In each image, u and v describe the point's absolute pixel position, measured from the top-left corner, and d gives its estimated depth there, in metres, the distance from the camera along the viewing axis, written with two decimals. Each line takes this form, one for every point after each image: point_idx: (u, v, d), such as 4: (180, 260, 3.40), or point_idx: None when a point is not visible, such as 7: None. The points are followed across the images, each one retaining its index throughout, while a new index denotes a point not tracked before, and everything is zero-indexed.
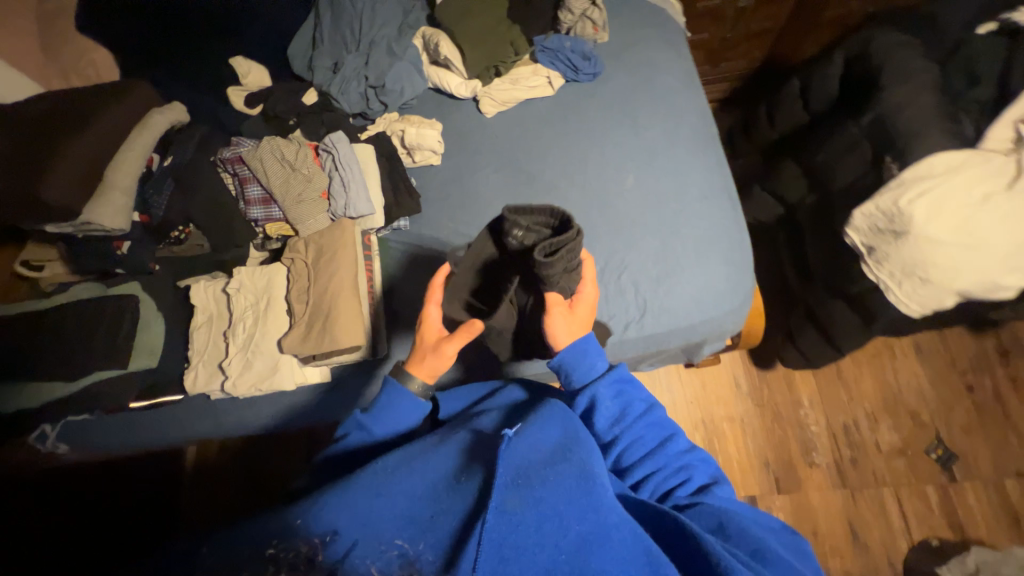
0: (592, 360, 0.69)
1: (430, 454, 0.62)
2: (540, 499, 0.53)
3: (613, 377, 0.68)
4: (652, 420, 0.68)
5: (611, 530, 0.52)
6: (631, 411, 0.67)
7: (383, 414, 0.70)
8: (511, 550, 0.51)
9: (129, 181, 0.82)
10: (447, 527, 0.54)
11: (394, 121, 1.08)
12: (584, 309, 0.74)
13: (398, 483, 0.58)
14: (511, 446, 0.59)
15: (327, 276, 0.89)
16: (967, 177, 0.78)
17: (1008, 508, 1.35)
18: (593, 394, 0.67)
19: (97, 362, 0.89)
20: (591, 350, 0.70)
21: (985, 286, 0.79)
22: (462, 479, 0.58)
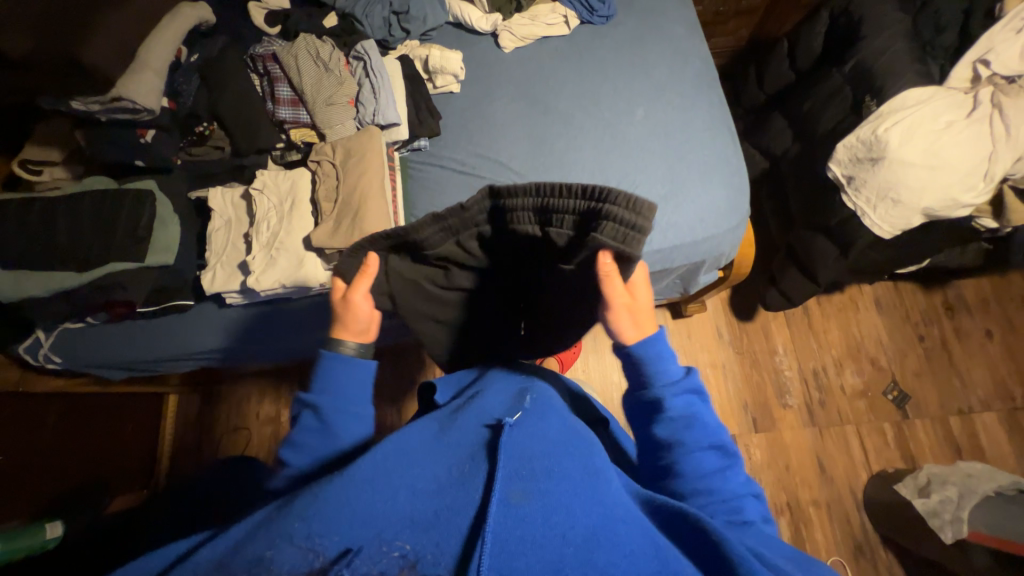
0: (667, 363, 0.63)
1: (432, 453, 0.57)
2: (547, 491, 0.50)
3: (684, 384, 0.62)
4: (710, 433, 0.62)
5: (617, 522, 0.50)
6: (697, 420, 0.61)
7: (327, 386, 0.65)
8: (518, 546, 0.45)
9: (162, 65, 0.83)
10: (452, 527, 0.48)
11: (416, 47, 1.12)
12: (644, 292, 0.64)
13: (399, 479, 0.53)
14: (511, 436, 0.56)
15: (355, 177, 0.92)
16: (933, 106, 0.92)
17: (951, 441, 1.52)
18: (658, 397, 0.62)
19: (116, 252, 0.88)
20: (665, 353, 0.64)
21: (946, 203, 0.92)
22: (468, 470, 0.54)
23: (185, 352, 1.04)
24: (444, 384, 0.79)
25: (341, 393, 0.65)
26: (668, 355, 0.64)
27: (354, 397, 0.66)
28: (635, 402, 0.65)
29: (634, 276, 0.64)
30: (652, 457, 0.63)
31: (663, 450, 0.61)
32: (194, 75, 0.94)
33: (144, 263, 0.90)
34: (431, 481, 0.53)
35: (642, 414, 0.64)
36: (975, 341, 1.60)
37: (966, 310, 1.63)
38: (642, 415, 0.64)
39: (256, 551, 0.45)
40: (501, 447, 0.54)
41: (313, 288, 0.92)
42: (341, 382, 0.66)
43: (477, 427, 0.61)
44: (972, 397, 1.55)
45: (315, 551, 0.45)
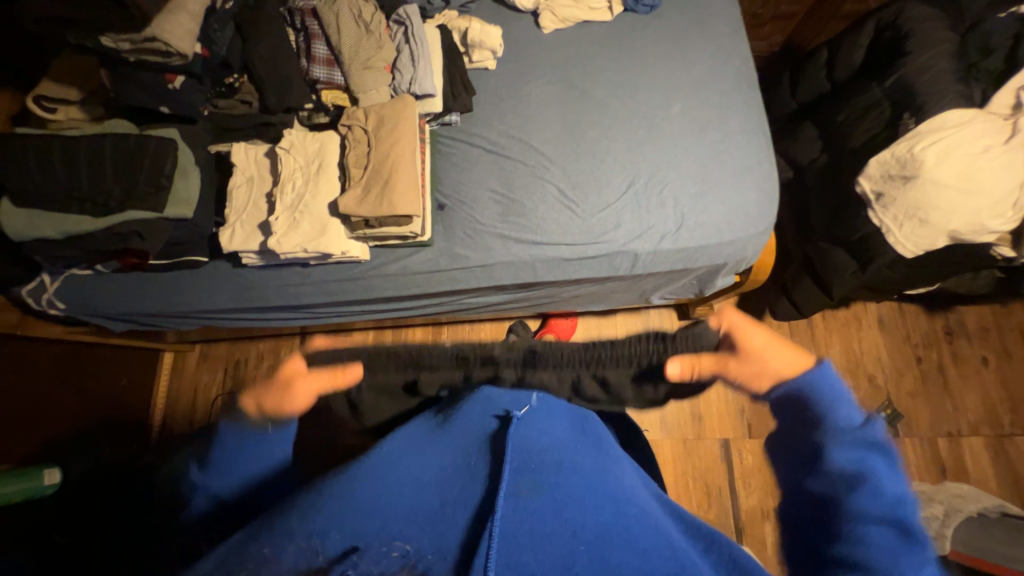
0: (845, 408, 0.49)
1: (436, 435, 0.54)
2: (558, 483, 0.48)
3: (861, 437, 0.47)
4: (890, 502, 0.45)
5: (632, 521, 0.46)
6: (875, 482, 0.46)
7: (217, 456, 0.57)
8: (527, 541, 0.43)
9: (198, 8, 0.79)
10: (458, 519, 0.45)
11: (454, 17, 1.09)
12: (775, 352, 0.53)
13: (403, 468, 0.49)
14: (521, 425, 0.52)
15: (387, 145, 0.89)
16: (973, 129, 0.91)
17: (937, 461, 1.55)
18: (821, 443, 0.49)
19: (135, 200, 0.85)
20: (835, 396, 0.50)
21: (973, 227, 0.93)
22: (472, 459, 0.51)
23: (194, 308, 1.02)
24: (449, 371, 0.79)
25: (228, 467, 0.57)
26: (836, 398, 0.50)
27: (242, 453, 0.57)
28: (785, 446, 0.53)
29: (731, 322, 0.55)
30: (794, 507, 0.50)
31: (811, 503, 0.48)
32: (229, 22, 0.86)
33: (163, 215, 0.88)
34: (438, 470, 0.50)
35: (795, 455, 0.51)
36: (971, 367, 1.63)
37: (966, 336, 1.66)
38: (791, 454, 0.52)
39: (256, 547, 0.42)
40: (508, 437, 0.49)
41: (334, 255, 0.91)
42: (233, 462, 0.57)
43: (486, 416, 0.54)
44: (962, 420, 1.59)
45: (315, 549, 0.42)
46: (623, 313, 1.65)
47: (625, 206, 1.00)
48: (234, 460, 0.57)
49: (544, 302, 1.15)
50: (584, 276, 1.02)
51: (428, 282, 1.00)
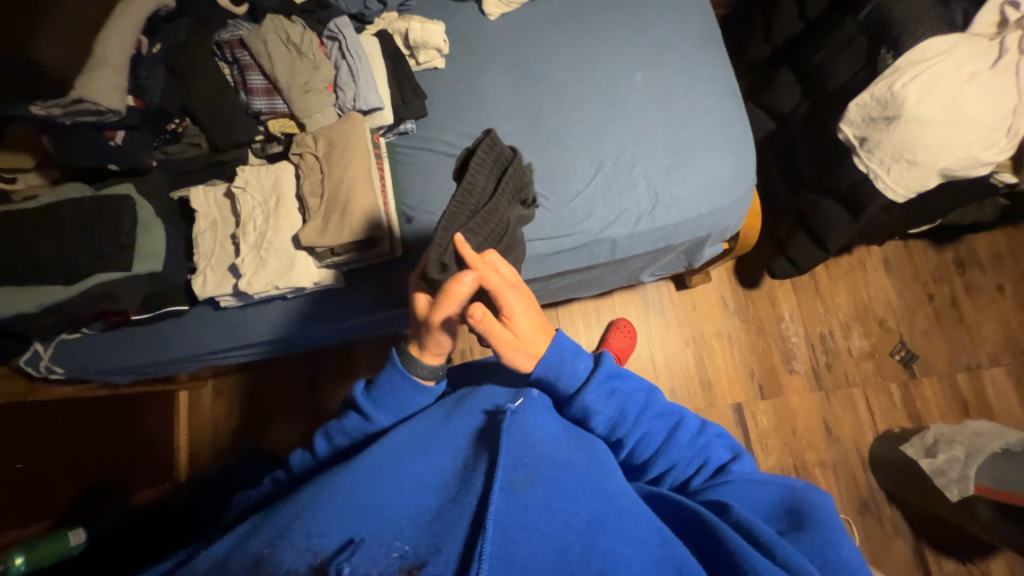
0: (574, 362, 0.63)
1: (437, 431, 0.65)
2: (550, 478, 0.54)
3: (600, 376, 0.64)
4: (638, 405, 0.64)
5: (620, 509, 0.53)
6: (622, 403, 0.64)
7: (387, 401, 0.68)
8: (520, 532, 0.49)
9: (122, 58, 0.76)
10: (458, 516, 0.53)
11: (394, 19, 1.04)
12: (526, 320, 0.60)
13: (406, 471, 0.59)
14: (517, 420, 0.59)
15: (340, 169, 0.87)
16: (957, 56, 0.83)
17: (958, 396, 1.52)
18: (582, 403, 0.63)
19: (100, 263, 0.85)
20: (569, 352, 0.64)
21: (966, 162, 0.86)
22: (470, 464, 0.59)
23: (186, 354, 1.03)
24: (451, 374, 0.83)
25: (391, 405, 0.68)
26: (571, 357, 0.63)
27: (412, 410, 0.70)
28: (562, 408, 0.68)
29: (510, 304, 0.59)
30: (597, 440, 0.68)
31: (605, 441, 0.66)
32: (159, 67, 0.85)
33: (131, 272, 0.88)
34: (436, 474, 0.60)
35: (579, 420, 0.67)
36: (987, 297, 1.57)
37: (978, 265, 1.59)
38: (579, 423, 0.67)
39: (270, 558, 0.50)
40: (504, 433, 0.57)
41: (307, 287, 0.90)
42: (403, 398, 0.69)
43: (477, 412, 0.67)
44: (981, 352, 1.54)
45: (313, 551, 0.50)
46: (621, 291, 1.62)
47: (595, 192, 0.96)
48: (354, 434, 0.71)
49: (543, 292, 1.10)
50: (565, 269, 1.00)
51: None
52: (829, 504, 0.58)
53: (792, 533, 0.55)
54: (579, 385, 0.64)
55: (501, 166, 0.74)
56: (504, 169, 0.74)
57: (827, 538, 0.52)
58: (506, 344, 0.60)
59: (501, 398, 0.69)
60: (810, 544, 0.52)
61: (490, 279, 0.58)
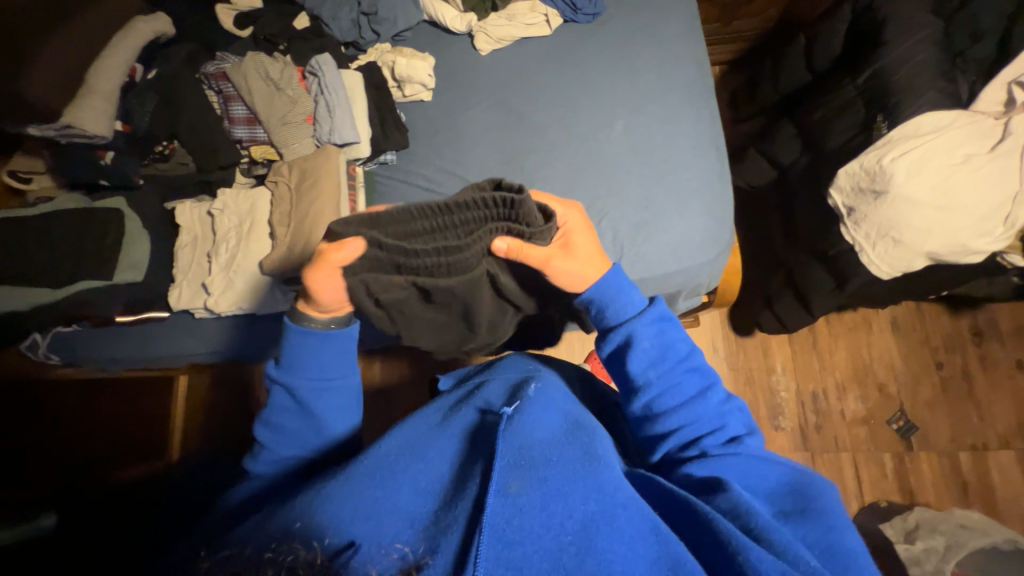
0: (629, 294, 0.68)
1: (437, 437, 0.64)
2: (544, 479, 0.53)
3: (650, 314, 0.67)
4: (682, 354, 0.66)
5: (619, 508, 0.52)
6: (662, 343, 0.66)
7: (299, 363, 0.67)
8: (515, 535, 0.49)
9: (111, 89, 0.83)
10: (454, 519, 0.53)
11: (386, 52, 1.06)
12: (583, 238, 0.70)
13: (399, 474, 0.59)
14: (511, 427, 0.58)
15: (308, 202, 0.91)
16: (952, 136, 0.78)
17: (958, 476, 1.41)
18: (629, 330, 0.66)
19: (85, 270, 0.91)
20: (623, 285, 0.68)
21: (954, 249, 0.80)
22: (466, 470, 0.58)
23: (167, 355, 1.08)
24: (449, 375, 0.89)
25: (303, 363, 0.66)
26: (622, 290, 0.68)
27: (319, 362, 0.67)
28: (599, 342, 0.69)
29: (568, 221, 0.71)
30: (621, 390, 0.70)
31: (633, 389, 0.66)
32: (150, 93, 0.91)
33: (113, 280, 0.94)
34: (434, 477, 0.59)
35: (613, 359, 0.68)
36: (1003, 372, 1.46)
37: (996, 337, 1.48)
38: (612, 361, 0.68)
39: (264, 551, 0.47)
40: (500, 436, 0.56)
41: (269, 311, 0.94)
42: (310, 354, 0.67)
43: (472, 409, 0.67)
44: (990, 431, 1.43)
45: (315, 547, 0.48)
46: None
47: None
48: (307, 423, 0.68)
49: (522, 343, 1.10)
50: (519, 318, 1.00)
51: (437, 339, 0.89)
52: (835, 493, 0.58)
53: (794, 517, 0.55)
54: (632, 318, 0.66)
55: (506, 219, 0.66)
56: (507, 221, 0.66)
57: (825, 524, 0.53)
58: (565, 260, 0.67)
59: (501, 399, 0.68)
60: (810, 530, 0.53)
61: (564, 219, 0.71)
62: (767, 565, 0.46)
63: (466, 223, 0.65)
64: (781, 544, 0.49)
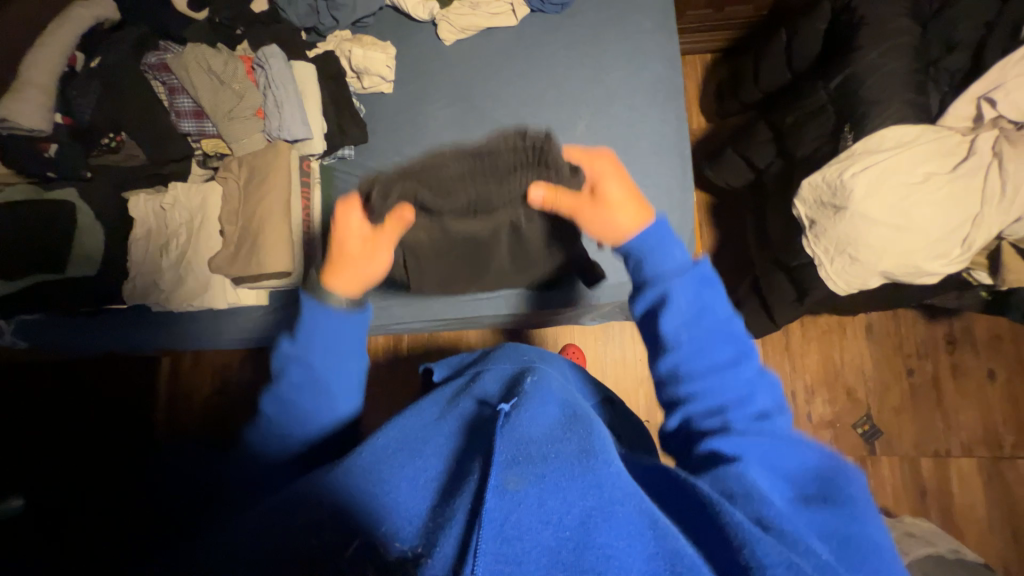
0: (672, 245, 0.54)
1: (425, 425, 0.51)
2: (543, 474, 0.41)
3: (693, 270, 0.53)
4: (727, 322, 0.52)
5: (615, 505, 0.39)
6: (708, 304, 0.52)
7: (314, 344, 0.56)
8: (509, 538, 0.37)
9: (48, 81, 0.84)
10: (452, 509, 0.40)
11: (345, 40, 1.01)
12: (615, 185, 0.58)
13: (386, 467, 0.46)
14: (510, 420, 0.46)
15: (255, 200, 0.90)
16: (911, 154, 0.76)
17: (917, 482, 1.42)
18: (665, 287, 0.52)
19: (37, 265, 0.90)
20: (664, 238, 0.55)
21: (907, 269, 0.78)
22: (459, 463, 0.46)
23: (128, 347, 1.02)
24: (442, 365, 0.70)
25: (322, 348, 0.56)
26: (664, 241, 0.55)
27: (345, 349, 0.57)
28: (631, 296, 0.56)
29: (597, 168, 0.59)
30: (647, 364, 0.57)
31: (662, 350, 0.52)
32: (92, 82, 0.90)
33: (65, 275, 0.93)
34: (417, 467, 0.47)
35: (644, 320, 0.54)
36: (973, 381, 1.46)
37: (971, 346, 1.47)
38: (643, 320, 0.54)
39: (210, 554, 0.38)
40: (498, 432, 0.44)
41: (223, 307, 0.95)
42: (327, 335, 0.56)
43: (470, 401, 0.54)
44: (954, 439, 1.44)
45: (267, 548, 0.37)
46: None
47: None
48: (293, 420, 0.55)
49: (532, 324, 1.11)
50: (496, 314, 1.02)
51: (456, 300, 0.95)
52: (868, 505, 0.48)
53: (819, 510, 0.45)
54: (667, 271, 0.53)
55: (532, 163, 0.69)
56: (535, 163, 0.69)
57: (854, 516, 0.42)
58: (593, 213, 0.58)
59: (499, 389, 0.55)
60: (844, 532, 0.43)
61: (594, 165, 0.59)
62: (773, 561, 0.36)
63: (500, 168, 0.70)
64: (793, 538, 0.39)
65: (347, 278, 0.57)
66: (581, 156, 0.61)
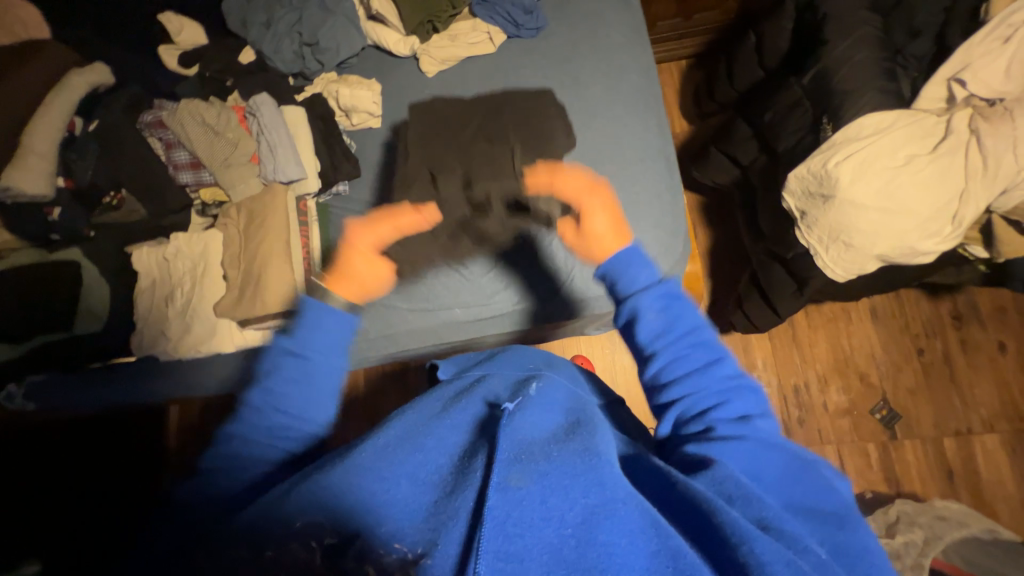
0: (639, 268, 0.56)
1: (436, 428, 0.53)
2: (546, 472, 0.43)
3: (659, 290, 0.54)
4: (700, 333, 0.53)
5: (618, 504, 0.40)
6: (676, 317, 0.53)
7: (308, 335, 0.58)
8: (514, 529, 0.39)
9: (46, 146, 0.88)
10: (454, 507, 0.43)
11: (331, 81, 1.04)
12: (601, 219, 0.58)
13: (394, 468, 0.47)
14: (512, 422, 0.49)
15: (257, 243, 0.92)
16: (892, 138, 0.78)
17: (943, 463, 1.40)
18: (632, 309, 0.54)
19: (47, 325, 0.93)
20: (637, 259, 0.56)
21: (903, 250, 0.79)
22: (467, 464, 0.48)
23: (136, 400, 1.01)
24: (450, 362, 0.74)
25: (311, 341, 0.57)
26: (634, 267, 0.56)
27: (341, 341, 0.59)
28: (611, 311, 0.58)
29: (589, 202, 0.60)
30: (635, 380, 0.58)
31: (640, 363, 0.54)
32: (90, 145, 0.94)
33: (74, 332, 0.95)
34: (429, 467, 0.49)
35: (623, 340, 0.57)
36: (983, 355, 1.45)
37: (976, 320, 1.47)
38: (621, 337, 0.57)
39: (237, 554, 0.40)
40: (500, 429, 0.47)
41: (231, 351, 0.96)
42: (318, 332, 0.58)
43: (478, 402, 0.57)
44: (973, 415, 1.42)
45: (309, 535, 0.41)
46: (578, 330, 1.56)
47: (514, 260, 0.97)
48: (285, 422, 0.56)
49: (540, 337, 1.10)
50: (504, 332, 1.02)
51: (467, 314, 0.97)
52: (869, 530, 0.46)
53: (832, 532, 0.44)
54: (636, 290, 0.55)
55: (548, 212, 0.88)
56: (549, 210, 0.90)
57: (826, 520, 0.45)
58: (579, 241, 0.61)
59: (500, 389, 0.59)
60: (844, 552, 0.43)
61: (588, 198, 0.60)
62: (772, 559, 0.36)
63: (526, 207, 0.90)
64: (790, 536, 0.40)
65: (351, 284, 0.63)
66: (583, 185, 0.61)
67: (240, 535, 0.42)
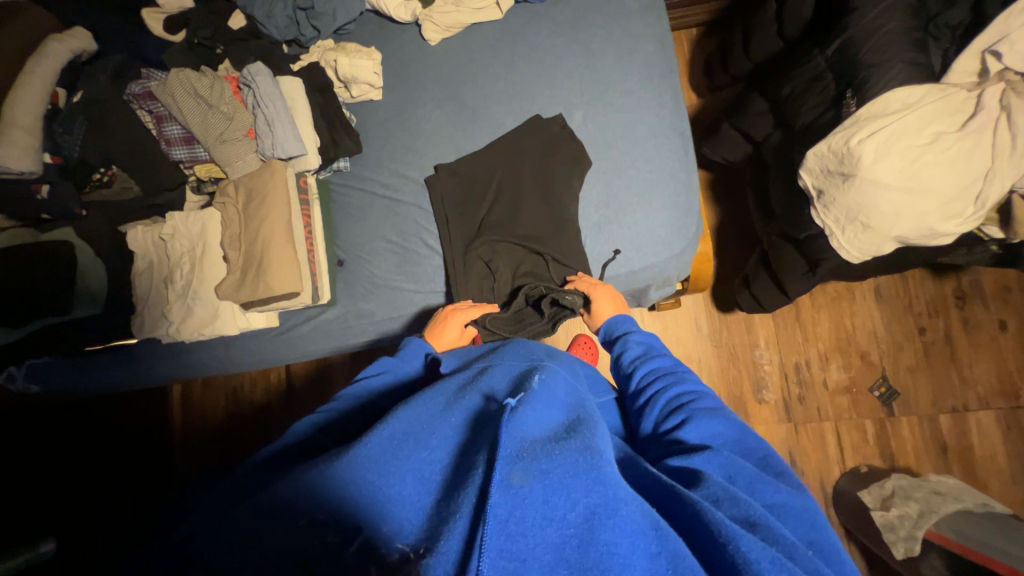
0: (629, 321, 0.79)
1: (433, 419, 0.51)
2: (548, 470, 0.41)
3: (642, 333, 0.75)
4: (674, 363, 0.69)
5: (620, 504, 0.40)
6: (656, 350, 0.71)
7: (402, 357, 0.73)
8: (517, 529, 0.38)
9: (32, 120, 0.81)
10: (456, 504, 0.41)
11: (328, 49, 0.99)
12: (604, 306, 0.83)
13: (395, 463, 0.46)
14: (515, 418, 0.46)
15: (257, 222, 0.89)
16: (920, 114, 0.74)
17: (938, 438, 1.43)
18: (622, 343, 0.75)
19: (36, 312, 0.87)
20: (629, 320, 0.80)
21: (922, 232, 0.78)
22: (467, 458, 0.46)
23: (141, 382, 1.02)
24: (451, 355, 0.71)
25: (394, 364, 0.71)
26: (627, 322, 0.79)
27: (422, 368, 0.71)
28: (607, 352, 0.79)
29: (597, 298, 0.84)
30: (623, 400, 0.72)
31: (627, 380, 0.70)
32: (77, 119, 0.88)
33: (69, 315, 0.90)
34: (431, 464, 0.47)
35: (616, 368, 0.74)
36: (984, 334, 1.46)
37: (980, 299, 1.47)
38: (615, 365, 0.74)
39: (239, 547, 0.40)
40: (503, 427, 0.44)
41: (235, 333, 0.94)
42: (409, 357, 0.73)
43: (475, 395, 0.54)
44: (970, 393, 1.44)
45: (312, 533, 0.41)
46: None
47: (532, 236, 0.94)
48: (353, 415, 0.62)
49: None
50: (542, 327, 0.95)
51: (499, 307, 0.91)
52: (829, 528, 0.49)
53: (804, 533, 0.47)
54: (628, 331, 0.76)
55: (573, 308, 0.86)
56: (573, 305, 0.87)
57: (808, 519, 0.48)
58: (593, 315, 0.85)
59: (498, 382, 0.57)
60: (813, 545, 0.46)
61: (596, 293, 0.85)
62: (759, 556, 0.39)
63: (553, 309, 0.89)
64: (776, 532, 0.43)
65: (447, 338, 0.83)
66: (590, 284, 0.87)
67: (249, 516, 0.43)
